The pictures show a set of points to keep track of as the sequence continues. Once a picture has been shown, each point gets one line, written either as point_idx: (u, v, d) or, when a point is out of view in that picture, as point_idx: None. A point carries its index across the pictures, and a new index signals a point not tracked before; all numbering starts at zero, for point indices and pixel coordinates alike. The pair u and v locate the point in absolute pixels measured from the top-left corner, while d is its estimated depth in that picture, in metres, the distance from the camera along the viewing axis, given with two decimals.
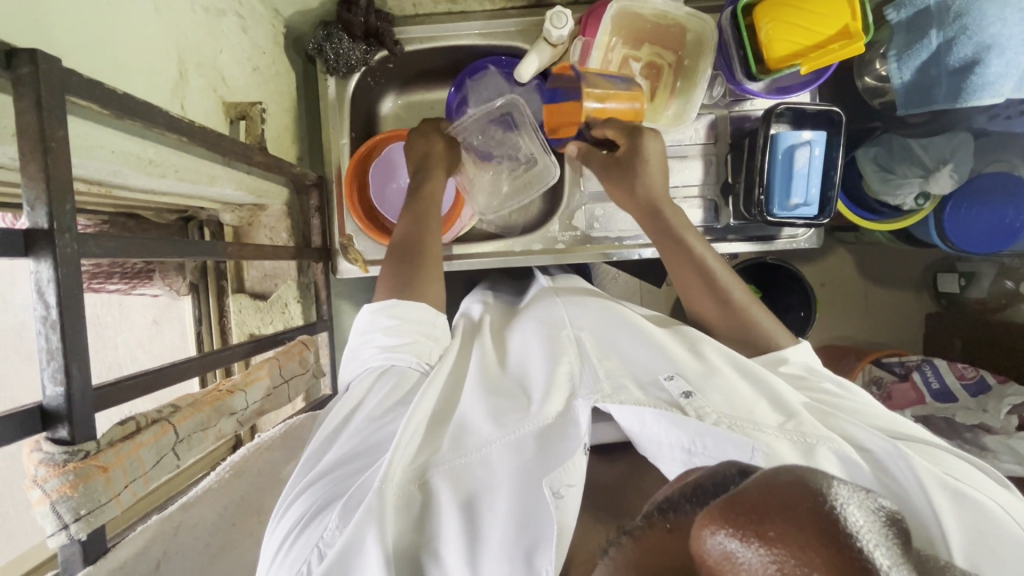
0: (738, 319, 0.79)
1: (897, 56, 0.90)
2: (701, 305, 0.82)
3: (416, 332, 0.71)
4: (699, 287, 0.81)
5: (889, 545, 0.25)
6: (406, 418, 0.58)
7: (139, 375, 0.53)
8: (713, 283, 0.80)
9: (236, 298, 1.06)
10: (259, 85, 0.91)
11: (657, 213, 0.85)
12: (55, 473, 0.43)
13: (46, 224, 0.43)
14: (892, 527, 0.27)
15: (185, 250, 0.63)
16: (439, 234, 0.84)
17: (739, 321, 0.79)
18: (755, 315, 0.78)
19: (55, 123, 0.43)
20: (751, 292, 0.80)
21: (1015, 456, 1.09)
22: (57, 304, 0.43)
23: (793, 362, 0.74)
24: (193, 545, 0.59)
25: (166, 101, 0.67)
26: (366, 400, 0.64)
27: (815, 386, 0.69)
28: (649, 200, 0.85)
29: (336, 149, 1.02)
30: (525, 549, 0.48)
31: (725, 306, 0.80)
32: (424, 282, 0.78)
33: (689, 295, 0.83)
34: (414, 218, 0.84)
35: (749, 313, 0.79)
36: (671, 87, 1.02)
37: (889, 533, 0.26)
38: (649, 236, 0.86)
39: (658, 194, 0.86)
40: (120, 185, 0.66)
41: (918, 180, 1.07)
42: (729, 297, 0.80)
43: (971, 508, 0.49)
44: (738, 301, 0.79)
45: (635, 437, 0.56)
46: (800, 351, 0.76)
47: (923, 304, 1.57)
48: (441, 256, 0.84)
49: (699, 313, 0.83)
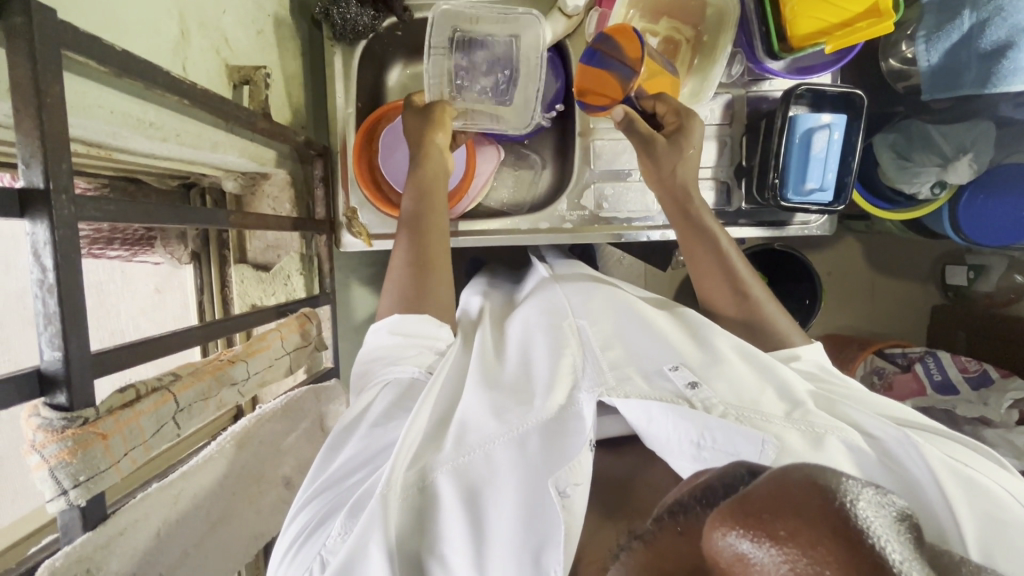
0: (751, 313, 0.78)
1: (925, 37, 0.86)
2: (716, 296, 0.81)
3: (421, 343, 0.70)
4: (718, 276, 0.80)
5: (903, 541, 0.25)
6: (407, 424, 0.57)
7: (140, 342, 0.53)
8: (734, 276, 0.80)
9: (238, 269, 1.05)
10: (264, 49, 0.88)
11: (687, 202, 0.85)
12: (53, 439, 0.43)
13: (42, 183, 0.41)
14: (905, 524, 0.26)
15: (187, 216, 0.62)
16: (444, 209, 0.83)
17: (752, 314, 0.78)
18: (768, 312, 0.78)
19: (50, 78, 0.41)
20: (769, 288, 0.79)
21: (1013, 450, 1.07)
22: (54, 268, 0.42)
23: (805, 359, 0.72)
24: (195, 516, 0.59)
25: (167, 62, 0.65)
26: (372, 405, 0.64)
27: (827, 381, 0.68)
28: (684, 185, 0.86)
29: (342, 118, 1.00)
30: (533, 551, 0.47)
31: (740, 299, 0.79)
32: (432, 268, 0.77)
33: (703, 285, 0.82)
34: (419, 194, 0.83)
35: (762, 308, 0.78)
36: (688, 64, 0.98)
37: (901, 528, 0.26)
38: (676, 224, 0.85)
39: (689, 180, 0.86)
40: (121, 148, 0.65)
41: (935, 169, 1.04)
42: (746, 291, 0.79)
43: (984, 501, 0.47)
44: (755, 296, 0.79)
45: (641, 432, 0.55)
46: (813, 351, 0.74)
47: (930, 295, 1.56)
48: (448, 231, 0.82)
49: (711, 301, 0.82)
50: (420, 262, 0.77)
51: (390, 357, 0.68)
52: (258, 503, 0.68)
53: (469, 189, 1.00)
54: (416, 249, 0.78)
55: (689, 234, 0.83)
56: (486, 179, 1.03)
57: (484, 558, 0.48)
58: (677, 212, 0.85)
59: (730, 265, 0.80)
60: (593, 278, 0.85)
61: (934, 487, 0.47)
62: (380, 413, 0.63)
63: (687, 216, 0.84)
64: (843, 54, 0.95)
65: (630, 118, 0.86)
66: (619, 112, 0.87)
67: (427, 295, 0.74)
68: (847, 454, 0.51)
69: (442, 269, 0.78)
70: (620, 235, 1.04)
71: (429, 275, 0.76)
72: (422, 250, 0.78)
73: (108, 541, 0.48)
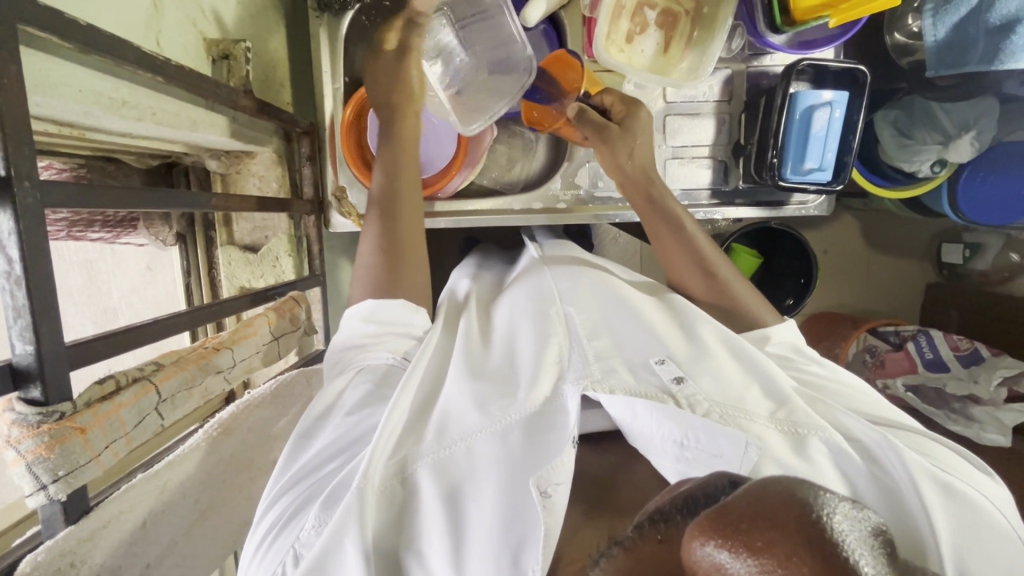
0: (722, 295, 0.77)
1: (933, 10, 0.83)
2: (686, 280, 0.80)
3: (395, 331, 0.70)
4: (684, 260, 0.80)
5: (875, 555, 0.25)
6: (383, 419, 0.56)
7: (119, 331, 0.51)
8: (701, 259, 0.79)
9: (226, 250, 1.03)
10: (244, 21, 0.84)
11: (652, 190, 0.84)
12: (29, 434, 0.42)
13: (4, 170, 0.39)
14: (879, 538, 0.26)
15: (167, 200, 0.59)
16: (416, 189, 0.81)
17: (721, 295, 0.77)
18: (736, 290, 0.77)
19: (5, 56, 0.38)
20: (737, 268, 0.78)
21: (999, 427, 1.11)
22: (21, 260, 0.40)
23: (778, 341, 0.72)
24: (183, 504, 0.58)
25: (139, 37, 0.62)
26: (344, 394, 0.63)
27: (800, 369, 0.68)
28: (641, 171, 0.86)
29: (329, 94, 0.96)
30: (512, 548, 0.49)
31: (707, 279, 0.78)
32: (408, 259, 0.76)
33: (673, 266, 0.81)
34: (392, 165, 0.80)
35: (731, 287, 0.77)
36: (687, 37, 0.95)
37: (874, 542, 0.26)
38: (639, 211, 0.85)
39: (646, 166, 0.86)
40: (94, 127, 0.62)
41: (936, 147, 1.03)
42: (714, 273, 0.78)
43: (962, 506, 0.47)
44: (722, 276, 0.78)
45: (624, 427, 0.56)
46: (786, 330, 0.73)
47: (924, 273, 1.56)
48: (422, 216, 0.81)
49: (682, 285, 0.81)
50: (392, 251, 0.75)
51: (361, 346, 0.68)
52: (248, 490, 0.68)
53: (450, 180, 0.98)
54: (386, 232, 0.76)
55: (653, 221, 0.83)
56: (467, 176, 1.00)
57: (461, 554, 0.49)
58: (631, 187, 0.87)
59: (686, 233, 0.80)
60: (576, 259, 0.83)
61: (912, 489, 0.48)
62: (354, 403, 0.61)
63: (641, 185, 0.86)
64: (847, 28, 0.92)
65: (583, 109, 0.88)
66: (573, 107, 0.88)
67: (400, 282, 0.73)
68: (829, 458, 0.53)
69: (413, 255, 0.77)
70: (599, 216, 1.04)
71: (404, 262, 0.75)
72: (393, 236, 0.76)
73: (92, 534, 0.48)
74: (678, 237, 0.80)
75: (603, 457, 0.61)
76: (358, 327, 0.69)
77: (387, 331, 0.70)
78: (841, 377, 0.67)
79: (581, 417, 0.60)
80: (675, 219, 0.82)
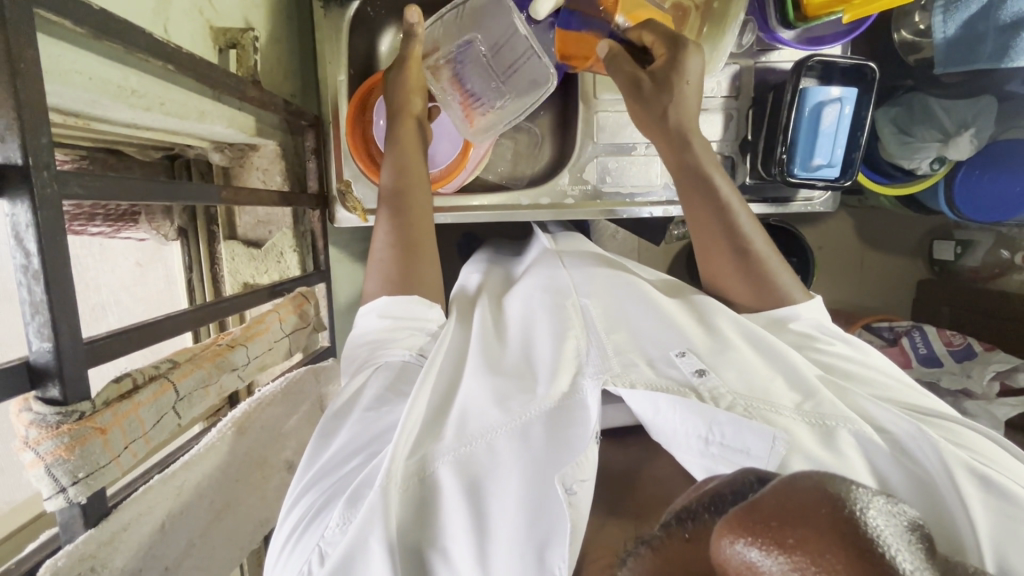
0: (757, 271, 0.74)
1: (943, 8, 0.83)
2: (715, 257, 0.76)
3: (410, 325, 0.69)
4: (718, 237, 0.76)
5: (913, 551, 0.25)
6: (404, 414, 0.56)
7: (131, 328, 0.50)
8: (735, 234, 0.75)
9: (229, 246, 1.01)
10: (250, 10, 0.83)
11: (686, 144, 0.78)
12: (49, 435, 0.40)
13: (20, 159, 0.37)
14: (915, 533, 0.26)
15: (177, 192, 0.58)
16: (424, 185, 0.79)
17: (756, 272, 0.74)
18: (772, 267, 0.74)
19: (22, 39, 0.37)
20: (773, 244, 0.75)
21: (991, 420, 1.11)
22: (39, 253, 0.38)
23: (804, 319, 0.71)
24: (199, 505, 0.57)
25: (148, 24, 0.60)
26: (364, 389, 0.62)
27: (825, 348, 0.68)
28: (679, 128, 0.78)
29: (333, 86, 0.95)
30: (536, 545, 0.48)
31: (742, 256, 0.74)
32: (422, 248, 0.75)
33: (703, 241, 0.77)
34: (399, 164, 0.79)
35: (766, 262, 0.74)
36: (697, 32, 0.93)
37: (912, 537, 0.26)
38: (671, 170, 0.79)
39: (686, 124, 0.79)
40: (100, 117, 0.60)
41: (936, 144, 1.03)
42: (749, 249, 0.74)
43: (998, 493, 0.47)
44: (758, 253, 0.74)
45: (647, 423, 0.55)
46: (813, 309, 0.72)
47: (917, 269, 1.58)
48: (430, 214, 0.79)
49: (709, 261, 0.78)
50: (409, 238, 0.75)
51: (379, 341, 0.67)
52: (262, 489, 0.66)
53: (459, 172, 0.96)
54: (399, 224, 0.75)
55: (687, 183, 0.77)
56: (471, 170, 0.99)
57: (486, 549, 0.49)
58: (661, 135, 0.80)
59: (724, 203, 0.76)
60: (601, 257, 0.83)
61: (946, 479, 0.48)
62: (372, 400, 0.61)
63: (671, 133, 0.79)
64: (855, 25, 0.92)
65: (613, 55, 0.83)
66: (603, 48, 0.84)
67: (419, 276, 0.73)
68: (859, 450, 0.52)
69: (428, 246, 0.75)
70: (608, 212, 1.04)
71: (420, 251, 0.74)
72: (407, 225, 0.76)
73: (111, 537, 0.46)
74: (713, 209, 0.76)
75: (627, 452, 0.60)
76: (375, 324, 0.68)
77: (405, 325, 0.69)
78: (867, 358, 0.67)
79: (603, 413, 0.60)
80: (712, 188, 0.76)
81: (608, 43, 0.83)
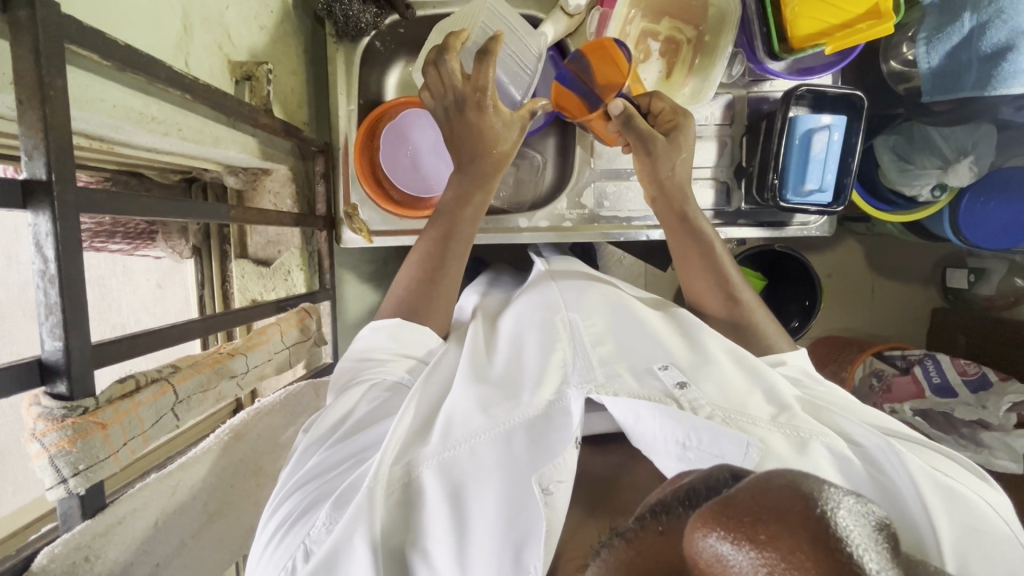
0: (740, 314, 0.80)
1: (926, 39, 0.87)
2: (703, 295, 0.84)
3: (409, 354, 0.73)
4: (708, 279, 0.83)
5: (879, 550, 0.25)
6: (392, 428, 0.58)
7: (141, 334, 0.53)
8: (723, 280, 0.82)
9: (239, 263, 1.07)
10: (268, 46, 0.89)
11: (683, 192, 0.88)
12: (54, 427, 0.44)
13: (45, 175, 0.42)
14: (883, 532, 0.27)
15: (190, 211, 0.62)
16: (473, 220, 0.83)
17: (742, 320, 0.80)
18: (758, 315, 0.80)
19: (53, 71, 0.42)
20: (758, 292, 0.82)
21: (1012, 454, 1.06)
22: (55, 260, 0.42)
23: (790, 364, 0.74)
24: (192, 508, 0.61)
25: (170, 57, 0.65)
26: (357, 408, 0.65)
27: (811, 385, 0.70)
28: (676, 181, 0.87)
29: (344, 115, 1.00)
30: (514, 545, 0.49)
31: (729, 300, 0.81)
32: (445, 265, 0.80)
33: (692, 280, 0.85)
34: (459, 202, 0.82)
35: (751, 310, 0.80)
36: (689, 63, 1.00)
37: (879, 536, 0.26)
38: (665, 224, 0.88)
39: (685, 182, 0.88)
40: (122, 141, 0.65)
41: (936, 171, 1.05)
42: (736, 294, 0.81)
43: (961, 509, 0.48)
44: (744, 299, 0.81)
45: (628, 430, 0.56)
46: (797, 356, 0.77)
47: (930, 298, 1.56)
48: (469, 249, 0.83)
49: (698, 301, 0.85)
50: (433, 270, 0.80)
51: (377, 362, 0.70)
52: (255, 496, 0.69)
53: None
54: (427, 256, 0.80)
55: (679, 236, 0.86)
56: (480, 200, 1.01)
57: (466, 554, 0.50)
58: (661, 193, 0.88)
59: (713, 253, 0.84)
60: (589, 276, 0.85)
61: (915, 495, 0.48)
62: (365, 415, 0.64)
63: (674, 186, 0.87)
64: (845, 55, 0.95)
65: (630, 113, 0.83)
66: (618, 106, 0.83)
67: (432, 308, 0.78)
68: (832, 460, 0.53)
69: (451, 267, 0.80)
70: (606, 234, 1.06)
71: (445, 265, 0.80)
72: (441, 255, 0.80)
73: (107, 529, 0.50)
74: (707, 260, 0.83)
75: (607, 458, 0.62)
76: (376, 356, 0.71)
77: (405, 350, 0.73)
78: (846, 395, 0.69)
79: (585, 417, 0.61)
80: (703, 239, 0.84)
81: (624, 102, 0.83)
